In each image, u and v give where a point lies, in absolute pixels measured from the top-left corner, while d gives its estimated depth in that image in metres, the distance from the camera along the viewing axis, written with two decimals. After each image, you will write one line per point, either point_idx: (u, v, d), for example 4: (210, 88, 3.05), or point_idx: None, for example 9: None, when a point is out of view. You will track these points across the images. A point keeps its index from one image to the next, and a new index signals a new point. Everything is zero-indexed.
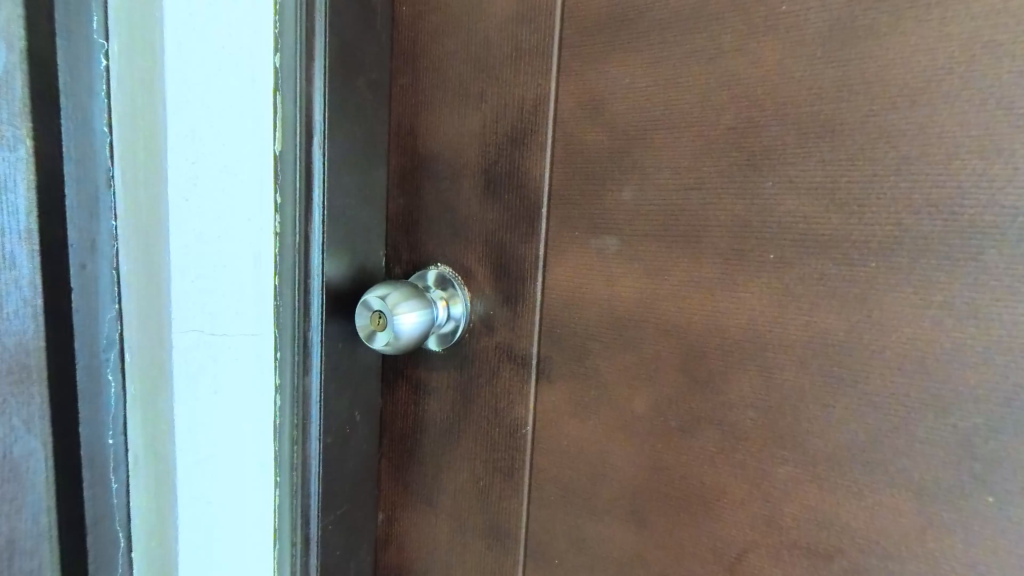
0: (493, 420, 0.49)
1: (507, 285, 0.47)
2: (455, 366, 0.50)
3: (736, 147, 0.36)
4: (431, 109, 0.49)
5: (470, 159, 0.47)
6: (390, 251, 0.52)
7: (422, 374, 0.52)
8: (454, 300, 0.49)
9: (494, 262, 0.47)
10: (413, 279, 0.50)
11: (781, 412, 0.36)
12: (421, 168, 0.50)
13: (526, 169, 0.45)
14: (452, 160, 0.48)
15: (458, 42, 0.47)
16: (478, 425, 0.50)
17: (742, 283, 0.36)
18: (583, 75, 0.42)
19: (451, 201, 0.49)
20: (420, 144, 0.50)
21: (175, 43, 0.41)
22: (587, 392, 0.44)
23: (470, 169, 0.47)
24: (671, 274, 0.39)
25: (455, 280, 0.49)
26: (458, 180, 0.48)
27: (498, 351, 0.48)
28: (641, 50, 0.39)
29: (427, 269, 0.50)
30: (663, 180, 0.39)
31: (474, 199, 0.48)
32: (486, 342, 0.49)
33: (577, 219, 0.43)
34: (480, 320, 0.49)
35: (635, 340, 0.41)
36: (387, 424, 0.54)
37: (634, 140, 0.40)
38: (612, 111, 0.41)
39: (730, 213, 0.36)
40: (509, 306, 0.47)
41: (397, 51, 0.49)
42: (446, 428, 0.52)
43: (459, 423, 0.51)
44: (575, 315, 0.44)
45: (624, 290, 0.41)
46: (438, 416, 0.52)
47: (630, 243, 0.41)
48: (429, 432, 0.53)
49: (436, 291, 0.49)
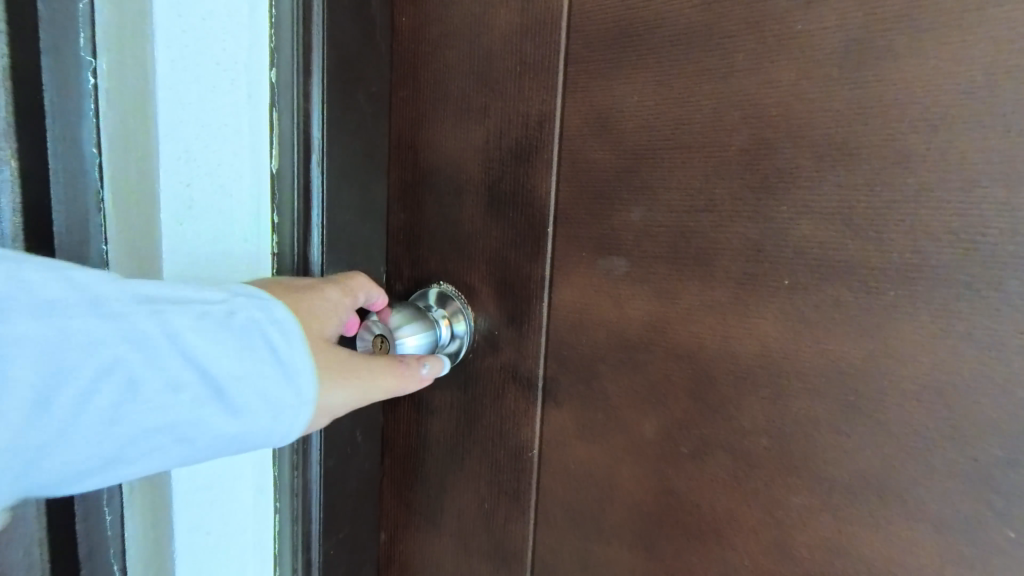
0: (498, 441, 0.48)
1: (513, 304, 0.46)
2: (458, 384, 0.50)
3: (748, 168, 0.35)
4: (433, 123, 0.47)
5: (473, 176, 0.46)
6: (391, 268, 0.51)
7: (425, 393, 0.51)
8: (456, 317, 0.48)
9: (498, 280, 0.46)
10: (414, 297, 0.49)
11: (795, 440, 0.35)
12: (423, 184, 0.48)
13: (532, 187, 0.44)
14: (454, 176, 0.47)
15: (460, 55, 0.45)
16: (483, 445, 0.49)
17: (754, 307, 0.35)
18: (589, 93, 0.41)
19: (454, 218, 0.48)
20: (422, 159, 0.48)
21: (167, 59, 0.38)
22: (595, 416, 0.43)
23: (474, 185, 0.46)
24: (682, 297, 0.38)
25: (458, 298, 0.48)
26: (461, 196, 0.47)
27: (502, 371, 0.47)
28: (650, 67, 0.38)
29: (428, 287, 0.49)
30: (673, 202, 0.38)
31: (478, 216, 0.46)
32: (490, 361, 0.48)
33: (585, 239, 0.42)
34: (484, 338, 0.48)
35: (644, 363, 0.40)
36: (388, 442, 0.54)
37: (643, 159, 0.39)
38: (619, 129, 0.40)
39: (741, 236, 0.36)
40: (514, 325, 0.46)
41: (395, 64, 0.48)
42: (450, 448, 0.51)
43: (463, 443, 0.50)
44: (582, 336, 0.43)
45: (633, 312, 0.40)
46: (439, 434, 0.51)
47: (638, 264, 0.40)
48: (433, 452, 0.52)
49: (437, 309, 0.48)
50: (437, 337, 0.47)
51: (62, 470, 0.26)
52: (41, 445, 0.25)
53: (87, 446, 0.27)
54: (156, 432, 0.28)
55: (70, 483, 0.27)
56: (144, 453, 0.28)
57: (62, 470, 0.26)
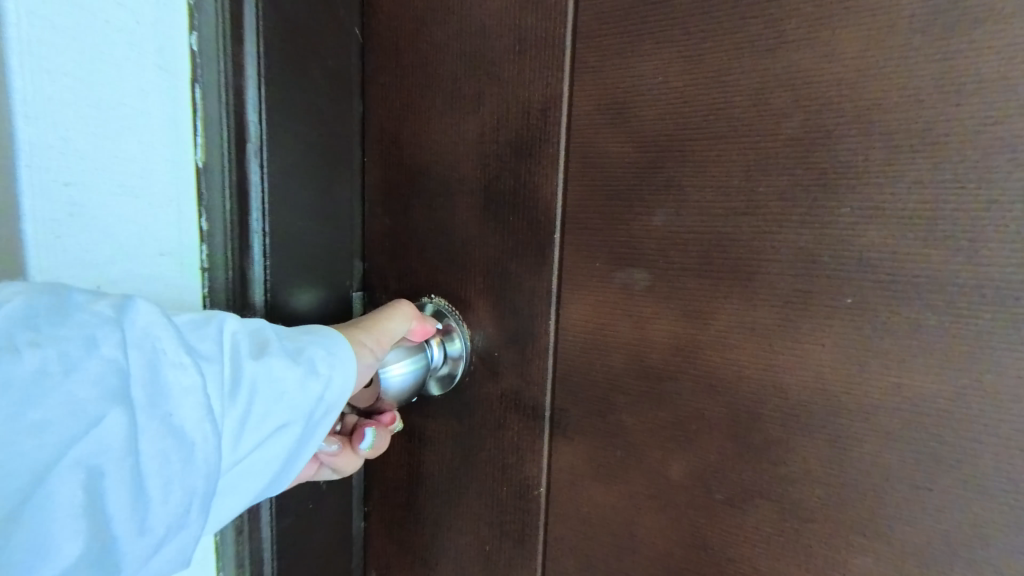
0: (499, 477, 0.42)
1: (514, 321, 0.40)
2: (452, 412, 0.44)
3: (801, 162, 0.28)
4: (419, 113, 0.41)
5: (465, 173, 0.40)
6: (374, 280, 0.44)
7: (415, 421, 0.45)
8: (449, 336, 0.42)
9: (497, 294, 0.40)
10: None
11: (858, 491, 0.29)
12: (409, 184, 0.42)
13: (535, 186, 0.37)
14: (445, 174, 0.41)
15: (449, 32, 0.39)
16: (481, 481, 0.43)
17: (808, 330, 0.29)
18: (602, 74, 0.34)
19: (445, 223, 0.41)
20: (407, 155, 0.42)
21: (23, 10, 0.26)
22: (612, 453, 0.37)
23: (467, 185, 0.40)
24: (716, 318, 0.32)
25: (452, 314, 0.42)
26: (453, 197, 0.41)
27: (503, 398, 0.41)
28: (677, 40, 0.31)
29: (418, 301, 0.43)
30: (704, 203, 0.31)
31: (473, 220, 0.40)
32: (489, 387, 0.41)
33: (598, 247, 0.36)
34: (481, 360, 0.41)
35: (671, 395, 0.34)
36: (374, 475, 0.48)
37: (668, 151, 0.32)
38: (638, 116, 0.33)
39: (791, 244, 0.29)
40: (516, 346, 0.40)
41: (374, 44, 0.41)
42: (444, 484, 0.45)
43: (459, 478, 0.44)
44: (596, 361, 0.37)
45: (656, 334, 0.34)
46: (431, 467, 0.45)
47: (662, 277, 0.33)
48: (424, 487, 0.46)
49: None
50: (427, 361, 0.41)
51: (190, 412, 0.22)
52: (159, 363, 0.21)
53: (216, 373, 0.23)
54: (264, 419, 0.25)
55: (201, 432, 0.22)
56: (263, 399, 0.25)
57: (194, 406, 0.22)
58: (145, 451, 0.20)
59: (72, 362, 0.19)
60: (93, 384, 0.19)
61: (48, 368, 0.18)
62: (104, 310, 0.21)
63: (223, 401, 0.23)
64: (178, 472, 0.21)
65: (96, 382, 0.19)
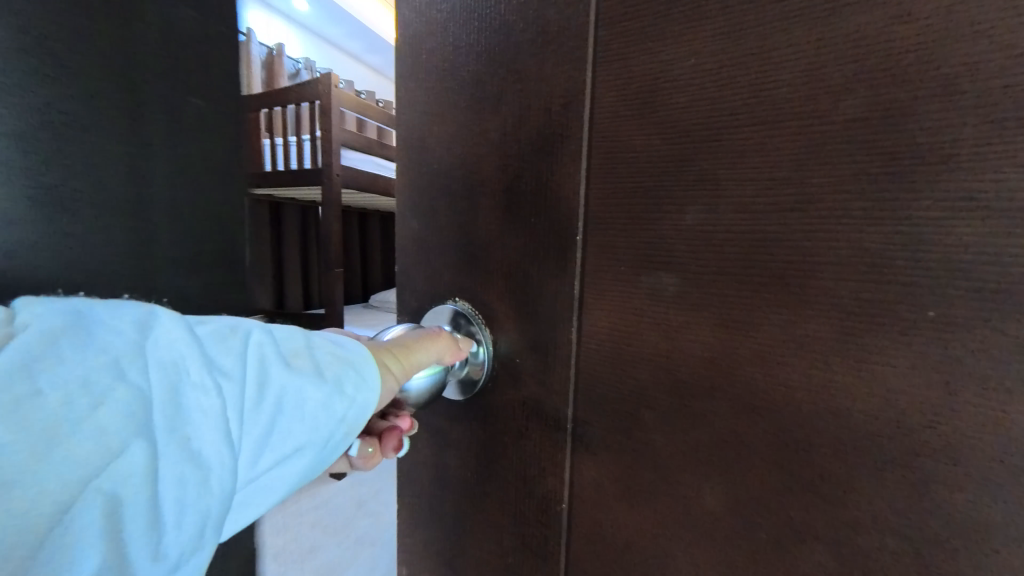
0: (521, 489, 0.41)
1: (536, 327, 0.38)
2: (475, 417, 0.43)
3: (866, 146, 0.24)
4: (444, 117, 0.41)
5: (486, 175, 0.39)
6: (406, 281, 0.46)
7: (440, 424, 0.45)
8: (473, 342, 0.41)
9: (519, 298, 0.39)
10: (431, 314, 0.43)
11: (943, 549, 0.23)
12: (435, 189, 0.42)
13: (556, 185, 0.35)
14: (469, 176, 0.40)
15: (474, 34, 0.39)
16: (503, 491, 0.42)
17: (874, 348, 0.24)
18: (630, 62, 0.31)
19: (468, 225, 0.41)
20: (433, 159, 0.42)
21: None
22: (639, 474, 0.34)
23: (489, 186, 0.39)
24: (758, 329, 0.28)
25: (476, 318, 0.41)
26: (475, 199, 0.40)
27: (524, 406, 0.40)
28: (712, 17, 0.28)
29: (446, 303, 0.43)
30: (744, 198, 0.28)
31: (494, 221, 0.39)
32: (511, 393, 0.40)
33: (623, 248, 0.33)
34: (503, 365, 0.41)
35: (705, 415, 0.30)
36: (404, 473, 0.49)
37: (701, 142, 0.29)
38: (668, 105, 0.30)
39: (852, 243, 0.25)
40: (538, 353, 0.38)
41: (405, 55, 0.43)
42: (466, 490, 0.44)
43: (482, 484, 0.43)
44: (621, 372, 0.34)
45: (687, 346, 0.31)
46: (454, 471, 0.45)
47: (693, 282, 0.30)
48: (449, 490, 0.46)
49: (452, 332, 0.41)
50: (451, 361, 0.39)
51: (213, 432, 0.23)
52: (183, 384, 0.22)
53: (237, 393, 0.24)
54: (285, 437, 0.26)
55: (219, 455, 0.23)
56: (283, 421, 0.26)
57: (215, 429, 0.23)
58: (166, 480, 0.21)
59: (99, 384, 0.19)
60: (120, 408, 0.20)
61: (74, 394, 0.19)
62: (130, 332, 0.22)
63: (244, 420, 0.24)
64: (197, 494, 0.22)
65: (124, 409, 0.20)
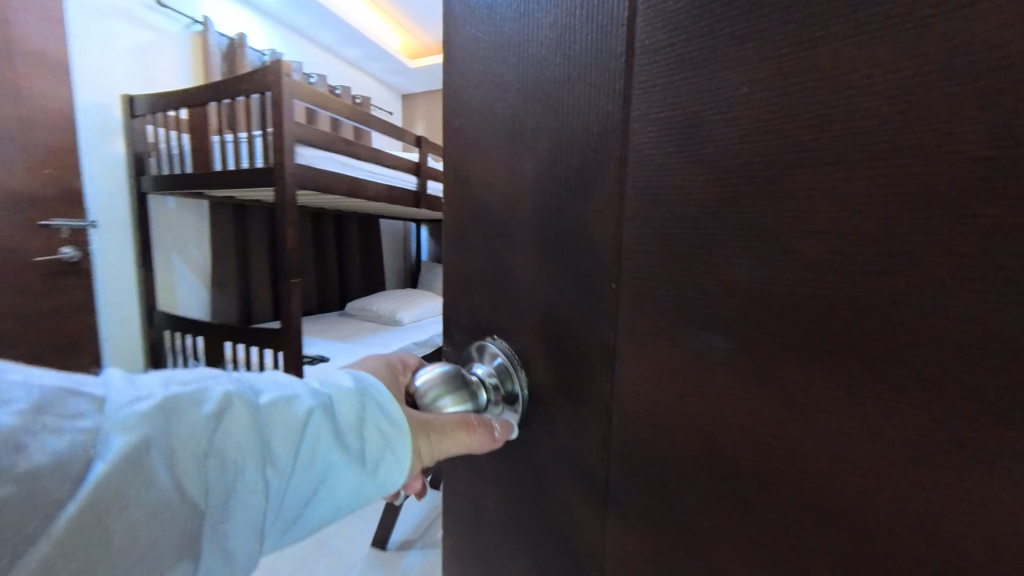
0: (554, 540, 0.39)
1: (568, 375, 0.36)
2: (512, 456, 0.43)
3: (985, 200, 0.18)
4: (485, 156, 0.41)
5: (524, 212, 0.38)
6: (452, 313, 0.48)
7: (479, 456, 0.46)
8: (509, 395, 0.42)
9: (553, 343, 0.37)
10: (477, 351, 0.44)
11: None
12: (477, 226, 0.43)
13: (589, 228, 0.33)
14: (505, 215, 0.40)
15: (513, 71, 0.38)
16: (534, 536, 0.41)
17: (999, 469, 0.18)
18: (672, 91, 0.28)
19: (506, 264, 0.40)
20: (476, 197, 0.43)
21: None
22: (681, 555, 0.30)
23: (524, 227, 0.38)
24: (829, 417, 0.23)
25: (515, 367, 0.41)
26: (511, 238, 0.39)
27: (558, 456, 0.38)
28: (771, 37, 0.24)
29: (490, 342, 0.43)
30: (812, 255, 0.23)
31: (528, 262, 0.38)
32: (546, 439, 0.39)
33: (664, 300, 0.29)
34: (538, 409, 0.40)
35: (761, 503, 0.26)
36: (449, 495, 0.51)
37: (759, 185, 0.25)
38: (717, 141, 0.26)
39: (963, 326, 0.19)
40: (571, 403, 0.36)
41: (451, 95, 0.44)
42: (504, 525, 0.44)
43: (517, 523, 0.43)
44: (660, 437, 0.31)
45: (740, 420, 0.27)
46: (492, 504, 0.46)
47: (745, 346, 0.26)
48: (488, 521, 0.46)
49: (489, 382, 0.43)
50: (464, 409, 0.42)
51: (279, 492, 0.35)
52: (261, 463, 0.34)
53: (297, 463, 0.36)
54: (325, 493, 0.38)
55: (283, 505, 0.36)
56: (328, 483, 0.38)
57: (280, 491, 0.35)
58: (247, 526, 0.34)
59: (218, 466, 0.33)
60: (224, 481, 0.33)
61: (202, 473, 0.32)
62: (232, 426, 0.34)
63: (298, 484, 0.36)
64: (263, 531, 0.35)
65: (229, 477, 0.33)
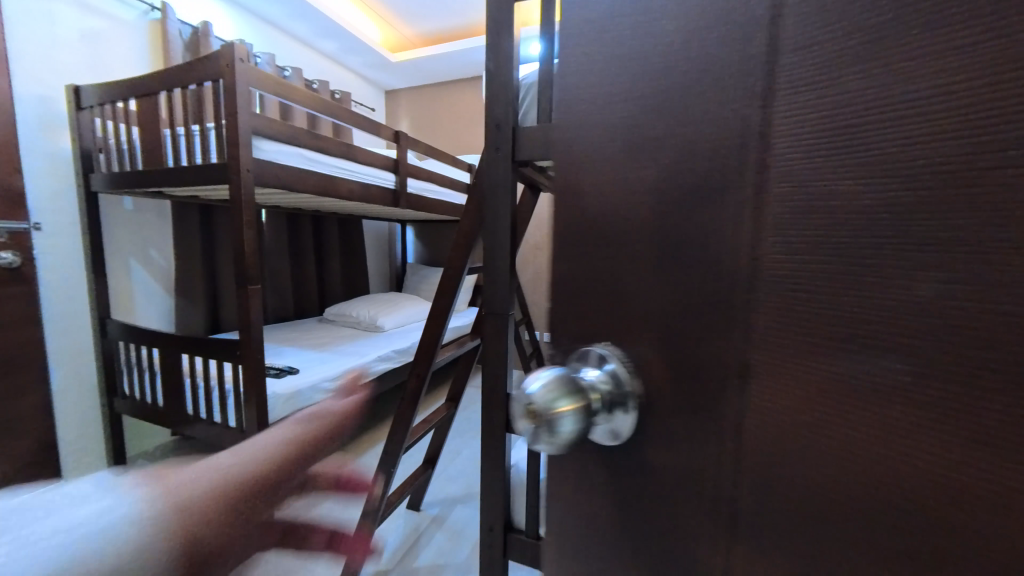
0: (704, 506, 0.49)
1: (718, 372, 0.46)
2: (656, 441, 0.51)
3: None
4: (631, 193, 0.50)
5: (665, 251, 0.48)
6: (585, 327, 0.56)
7: (590, 450, 0.57)
8: (612, 389, 0.52)
9: (694, 345, 0.48)
10: (592, 351, 0.54)
11: None
12: (618, 250, 0.51)
13: (756, 253, 0.43)
14: (653, 243, 0.49)
15: (667, 125, 0.47)
16: (686, 505, 0.50)
17: None
18: (844, 152, 0.37)
19: (650, 284, 0.50)
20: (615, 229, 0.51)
21: None
22: (844, 511, 0.39)
23: (675, 253, 0.48)
24: (989, 404, 0.31)
25: (624, 368, 0.52)
26: (661, 263, 0.49)
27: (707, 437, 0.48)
28: (942, 113, 0.32)
29: (602, 347, 0.54)
30: (981, 277, 0.31)
31: (676, 280, 0.48)
32: (690, 423, 0.49)
33: (831, 313, 0.38)
34: (683, 399, 0.49)
35: (923, 470, 0.34)
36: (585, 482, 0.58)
37: (931, 225, 0.33)
38: (892, 189, 0.35)
39: None
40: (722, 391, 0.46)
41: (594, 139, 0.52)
42: (642, 498, 0.53)
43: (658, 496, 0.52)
44: (823, 419, 0.39)
45: (907, 403, 0.34)
46: (609, 491, 0.56)
47: (922, 349, 0.33)
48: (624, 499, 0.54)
49: (599, 381, 0.52)
50: (581, 404, 0.49)
51: None
52: None
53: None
54: None
55: None
56: None
57: None
58: None
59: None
60: None
61: None
62: None
63: None
64: None
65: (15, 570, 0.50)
